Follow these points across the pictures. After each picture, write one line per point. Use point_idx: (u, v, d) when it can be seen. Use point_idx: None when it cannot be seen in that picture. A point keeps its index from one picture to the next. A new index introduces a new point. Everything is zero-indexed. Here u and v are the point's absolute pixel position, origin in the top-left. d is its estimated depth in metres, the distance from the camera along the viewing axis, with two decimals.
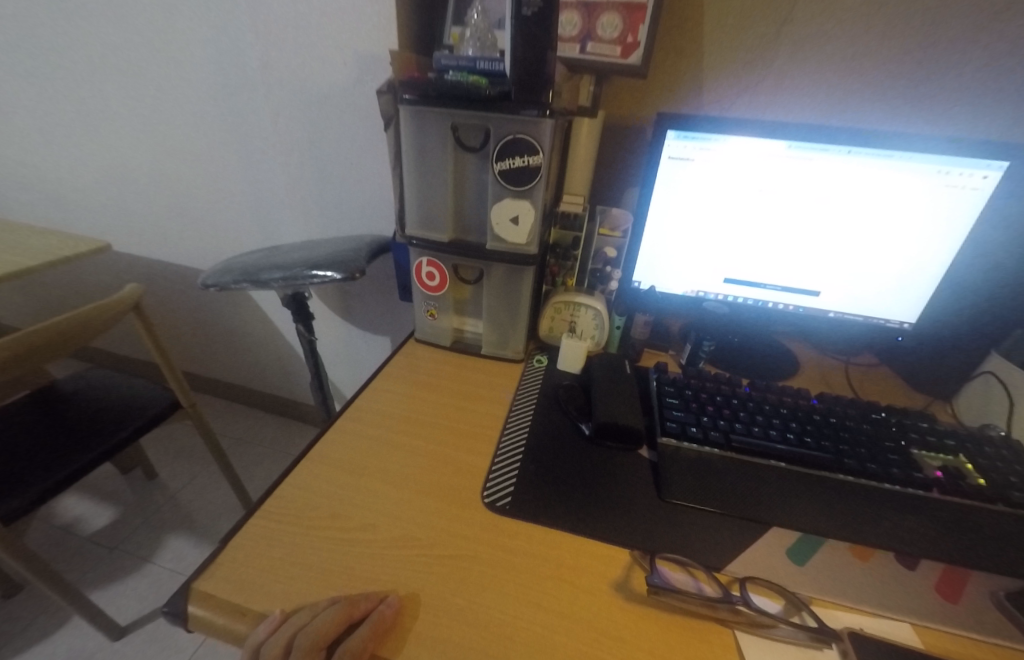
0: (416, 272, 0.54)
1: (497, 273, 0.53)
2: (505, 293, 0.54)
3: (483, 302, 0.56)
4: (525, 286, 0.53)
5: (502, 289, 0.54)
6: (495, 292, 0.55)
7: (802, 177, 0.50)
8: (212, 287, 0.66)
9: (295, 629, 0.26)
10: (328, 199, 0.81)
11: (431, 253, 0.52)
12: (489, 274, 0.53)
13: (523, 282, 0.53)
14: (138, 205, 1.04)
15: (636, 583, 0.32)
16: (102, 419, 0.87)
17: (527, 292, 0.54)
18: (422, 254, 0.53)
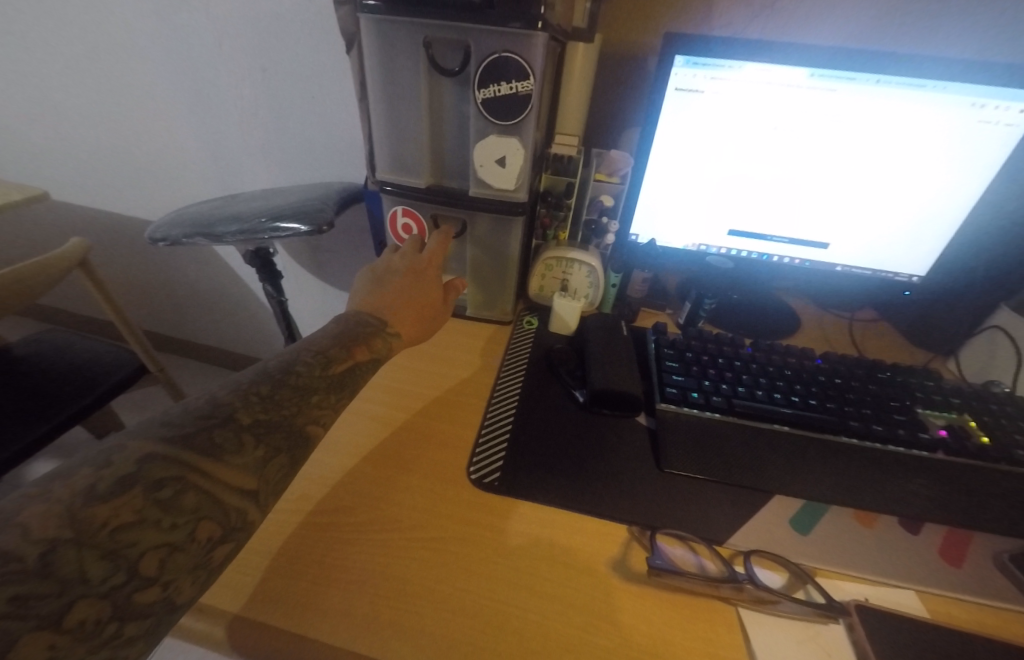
0: (390, 224, 0.49)
1: (481, 225, 0.48)
2: (491, 248, 0.49)
3: (467, 258, 0.51)
4: (514, 241, 0.48)
5: (488, 243, 0.49)
6: (479, 248, 0.50)
7: (824, 112, 0.44)
8: (161, 243, 0.59)
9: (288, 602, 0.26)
10: (290, 142, 0.72)
11: (407, 202, 0.46)
12: (473, 227, 0.48)
13: (511, 236, 0.48)
14: (75, 150, 0.92)
15: (635, 561, 0.30)
16: (64, 385, 0.81)
17: (516, 248, 0.49)
18: (396, 203, 0.47)
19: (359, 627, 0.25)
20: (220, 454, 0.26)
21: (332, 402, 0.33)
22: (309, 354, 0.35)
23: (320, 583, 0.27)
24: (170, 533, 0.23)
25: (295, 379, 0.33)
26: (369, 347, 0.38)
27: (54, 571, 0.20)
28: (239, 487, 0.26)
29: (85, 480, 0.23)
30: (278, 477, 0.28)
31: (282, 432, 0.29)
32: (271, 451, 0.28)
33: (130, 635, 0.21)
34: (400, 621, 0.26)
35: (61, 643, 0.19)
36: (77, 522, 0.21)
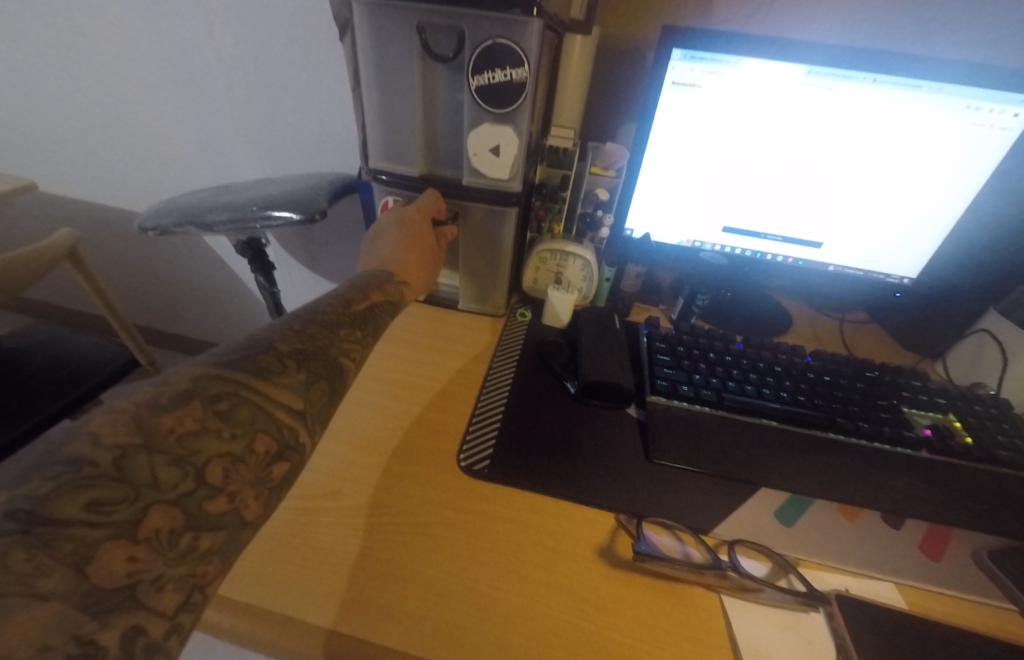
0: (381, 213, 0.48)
1: (475, 214, 0.47)
2: (484, 237, 0.49)
3: (460, 248, 0.51)
4: (508, 233, 0.48)
5: (480, 234, 0.49)
6: (471, 237, 0.50)
7: (818, 110, 0.45)
8: (151, 232, 0.58)
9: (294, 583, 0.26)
10: (284, 131, 0.72)
11: (399, 192, 0.46)
12: (467, 216, 0.48)
13: (505, 227, 0.48)
14: (63, 136, 0.90)
15: (620, 548, 0.30)
16: (53, 378, 0.80)
17: (509, 239, 0.49)
18: (386, 193, 0.47)
19: (354, 609, 0.25)
20: (267, 376, 0.28)
21: (358, 337, 0.35)
22: (329, 298, 0.38)
23: (312, 569, 0.27)
24: (230, 443, 0.24)
25: (321, 317, 0.35)
26: (382, 291, 0.41)
27: (126, 476, 0.21)
28: (288, 407, 0.28)
29: (147, 396, 0.24)
30: (322, 401, 0.30)
31: (320, 361, 0.31)
32: (312, 377, 0.30)
33: (206, 547, 0.22)
34: (393, 605, 0.26)
35: (142, 549, 0.20)
36: (146, 431, 0.22)
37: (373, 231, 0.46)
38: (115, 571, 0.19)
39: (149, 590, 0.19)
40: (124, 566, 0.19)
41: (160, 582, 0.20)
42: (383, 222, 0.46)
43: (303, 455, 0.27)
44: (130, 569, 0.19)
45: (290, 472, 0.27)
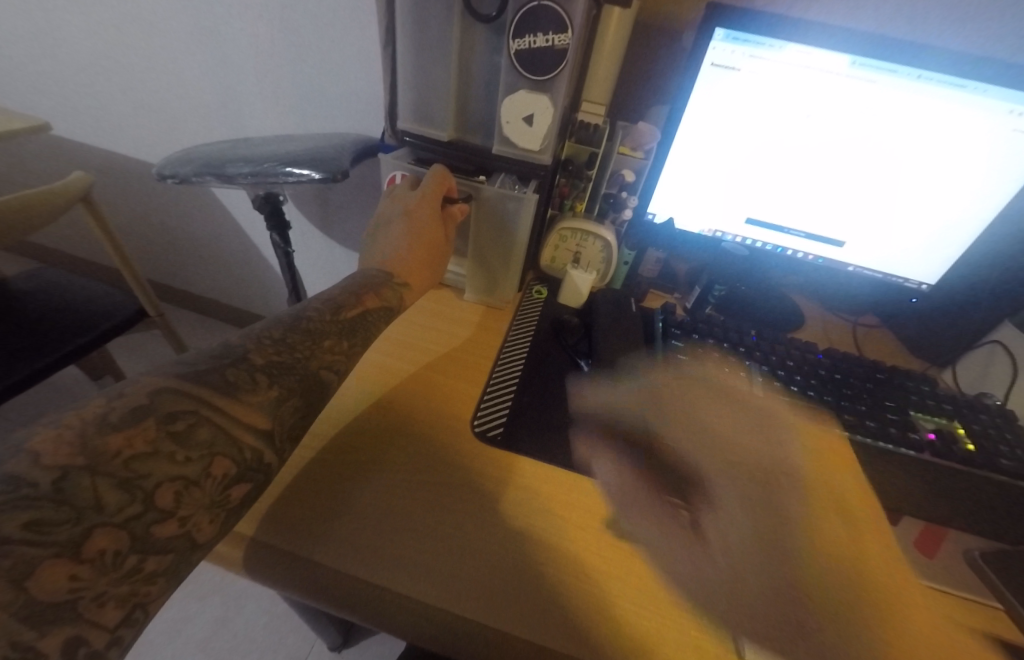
0: (389, 186, 0.48)
1: (489, 196, 0.45)
2: (497, 220, 0.46)
3: (470, 233, 0.49)
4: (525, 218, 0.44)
5: (493, 219, 0.46)
6: (485, 219, 0.47)
7: (858, 103, 0.43)
8: (169, 179, 0.58)
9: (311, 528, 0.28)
10: (306, 88, 0.70)
11: (408, 167, 0.46)
12: (479, 198, 0.45)
13: (522, 211, 0.44)
14: (76, 77, 0.88)
15: (627, 521, 0.31)
16: (62, 322, 0.81)
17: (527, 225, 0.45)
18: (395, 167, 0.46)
19: (364, 555, 0.27)
20: (234, 394, 0.27)
21: (343, 348, 0.35)
22: (319, 303, 0.37)
23: (325, 515, 0.29)
24: (185, 466, 0.24)
25: (305, 324, 0.34)
26: (379, 295, 0.40)
27: (68, 499, 0.20)
28: (255, 427, 0.27)
29: (98, 410, 0.24)
30: (294, 419, 0.29)
31: (296, 375, 0.31)
32: (283, 394, 0.29)
33: (151, 569, 0.22)
34: (401, 553, 0.27)
35: (85, 567, 0.20)
36: (91, 451, 0.22)
37: (383, 210, 0.46)
38: (55, 586, 0.19)
39: (89, 607, 0.19)
40: (64, 583, 0.19)
41: (102, 599, 0.20)
42: (392, 204, 0.45)
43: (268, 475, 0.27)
44: (70, 585, 0.19)
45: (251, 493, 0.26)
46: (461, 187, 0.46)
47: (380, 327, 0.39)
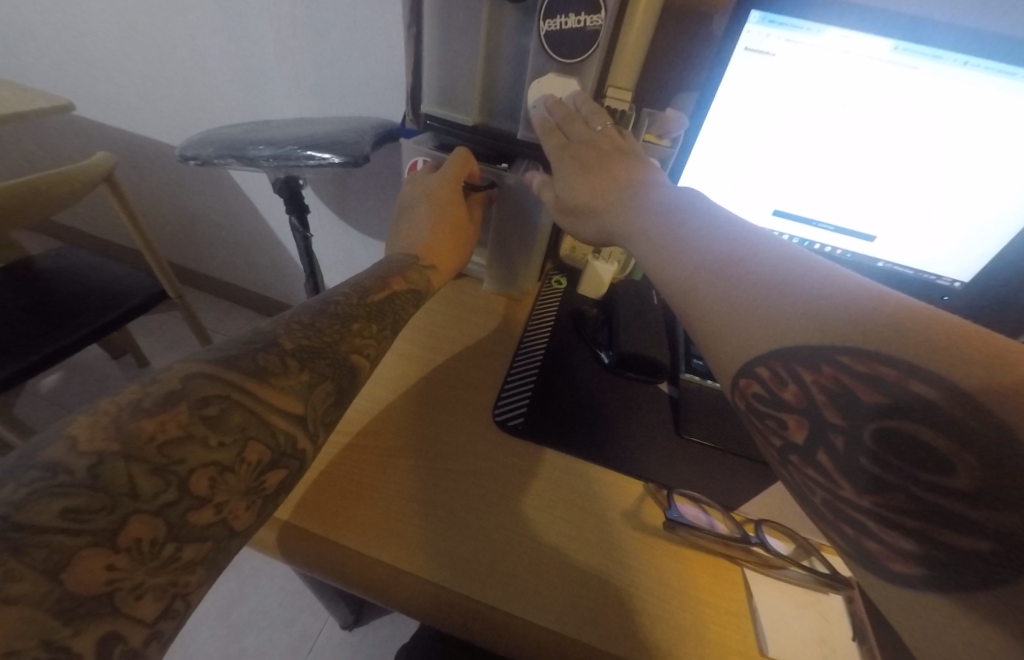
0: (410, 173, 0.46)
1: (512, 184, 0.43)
2: (520, 209, 0.44)
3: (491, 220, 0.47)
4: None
5: (514, 208, 0.45)
6: (507, 208, 0.45)
7: (896, 93, 0.41)
8: (192, 161, 0.58)
9: (340, 512, 0.28)
10: (326, 70, 0.69)
11: (430, 153, 0.44)
12: (502, 186, 0.43)
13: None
14: (99, 57, 0.88)
15: (648, 514, 0.31)
16: (85, 301, 0.82)
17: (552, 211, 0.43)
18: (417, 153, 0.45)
19: (393, 542, 0.27)
20: (266, 377, 0.25)
21: (375, 333, 0.32)
22: (346, 287, 0.35)
23: (352, 502, 0.29)
24: (218, 452, 0.22)
25: (334, 310, 0.32)
26: (405, 277, 0.38)
27: (104, 485, 0.19)
28: (288, 413, 0.25)
29: (132, 396, 0.22)
30: (328, 403, 0.27)
31: (327, 361, 0.29)
32: (315, 378, 0.27)
33: (188, 558, 0.20)
34: (429, 540, 0.28)
35: (122, 557, 0.18)
36: (125, 437, 0.20)
37: (404, 200, 0.44)
38: (90, 579, 0.17)
39: (127, 600, 0.18)
40: (102, 573, 0.18)
41: (139, 591, 0.18)
42: (412, 193, 0.43)
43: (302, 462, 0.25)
44: (108, 576, 0.18)
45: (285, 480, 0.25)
46: (483, 173, 0.44)
47: (406, 313, 0.37)
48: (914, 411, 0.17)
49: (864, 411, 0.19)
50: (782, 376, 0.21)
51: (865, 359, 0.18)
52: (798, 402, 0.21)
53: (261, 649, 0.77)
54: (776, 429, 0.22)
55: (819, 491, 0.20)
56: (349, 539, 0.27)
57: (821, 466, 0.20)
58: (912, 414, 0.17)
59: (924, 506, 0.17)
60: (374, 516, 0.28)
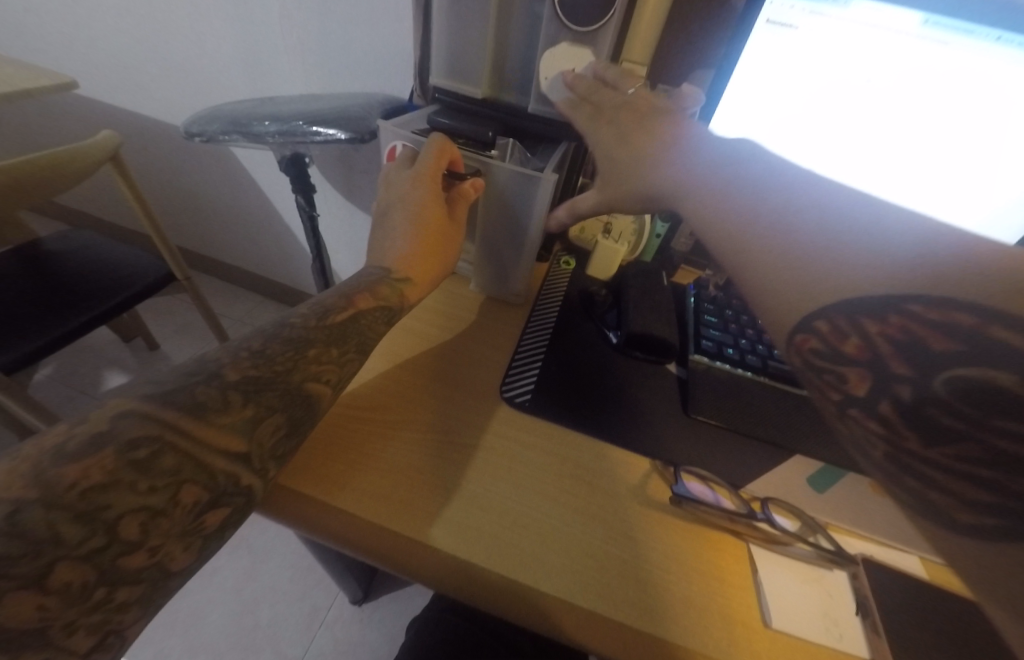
0: (388, 159, 0.43)
1: (500, 174, 0.39)
2: (506, 206, 0.41)
3: (478, 221, 0.43)
4: (539, 200, 0.39)
5: (502, 201, 0.41)
6: (493, 203, 0.42)
7: (924, 70, 0.39)
8: (197, 138, 0.58)
9: (347, 481, 0.29)
10: (331, 46, 0.68)
11: (407, 135, 0.41)
12: (489, 176, 0.40)
13: (537, 196, 0.39)
14: (102, 34, 0.87)
15: (655, 489, 0.31)
16: (95, 283, 0.83)
17: (540, 212, 0.40)
18: (399, 138, 0.42)
19: (403, 511, 0.27)
20: (204, 413, 0.24)
21: (333, 356, 0.31)
22: (307, 307, 0.33)
23: (360, 472, 0.29)
24: (149, 497, 0.21)
25: (289, 332, 0.30)
26: (373, 295, 0.35)
27: (22, 534, 0.18)
28: (228, 452, 0.24)
29: (58, 437, 0.21)
30: (277, 438, 0.26)
31: (277, 391, 0.27)
32: (262, 411, 0.26)
33: (122, 598, 0.20)
34: (438, 510, 0.28)
35: (53, 598, 0.18)
36: (45, 483, 0.19)
37: (382, 202, 0.40)
38: (22, 615, 0.18)
39: (59, 636, 0.18)
40: (32, 612, 0.18)
41: (72, 627, 0.19)
42: (391, 192, 0.39)
43: (247, 498, 0.25)
44: (39, 615, 0.18)
45: (230, 518, 0.24)
46: (469, 160, 0.40)
47: (375, 330, 0.34)
48: (998, 357, 0.16)
49: (936, 359, 0.17)
50: (842, 327, 0.20)
51: (941, 306, 0.17)
52: (860, 355, 0.20)
53: (273, 623, 0.79)
54: (834, 384, 0.21)
55: (880, 444, 0.19)
56: (356, 507, 0.27)
57: (884, 420, 0.19)
58: (993, 360, 0.16)
59: (996, 452, 0.16)
60: (382, 485, 0.29)
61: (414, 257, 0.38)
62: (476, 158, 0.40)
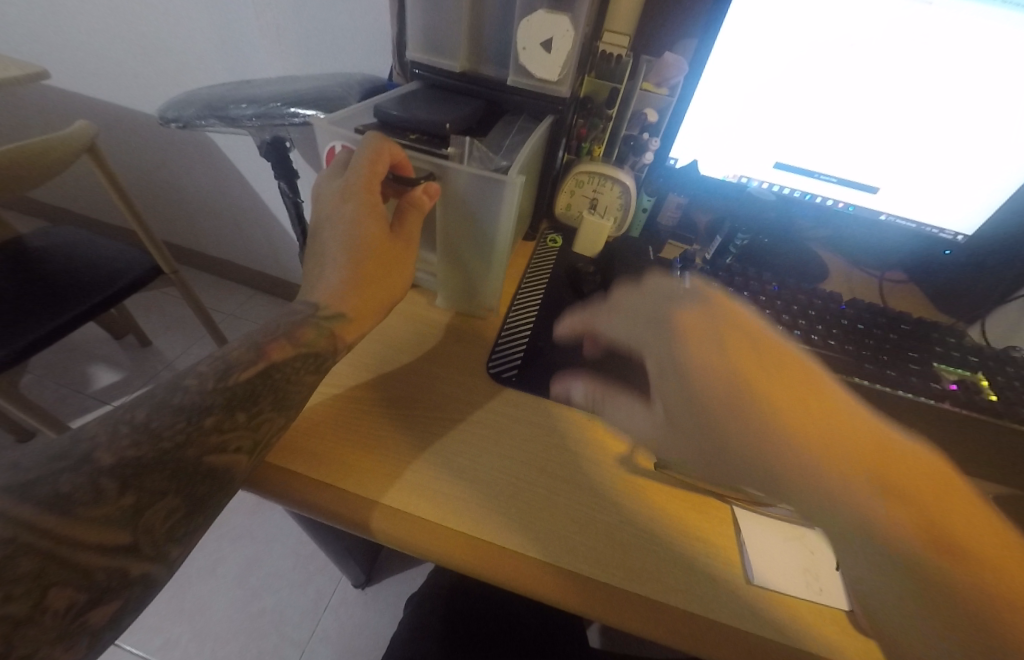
0: (328, 161, 0.39)
1: (458, 180, 0.34)
2: (467, 216, 0.36)
3: (436, 229, 0.38)
4: (504, 210, 0.34)
5: (462, 207, 0.35)
6: (451, 214, 0.36)
7: (911, 29, 0.38)
8: (174, 123, 0.57)
9: (339, 459, 0.29)
10: (307, 24, 0.66)
11: (348, 135, 0.36)
12: (446, 181, 0.35)
13: (502, 203, 0.33)
14: (69, 19, 0.84)
15: (640, 458, 0.32)
16: (81, 279, 0.82)
17: (508, 221, 0.35)
18: (336, 137, 0.37)
19: (391, 487, 0.28)
20: (68, 509, 0.22)
21: (235, 422, 0.28)
22: (207, 363, 0.30)
23: (348, 451, 0.30)
24: (6, 606, 0.20)
25: (181, 398, 0.28)
26: (292, 340, 0.31)
27: None
28: (107, 544, 0.22)
29: None
30: (168, 523, 0.24)
31: (168, 470, 0.25)
32: (147, 497, 0.24)
33: None
34: (430, 486, 0.28)
35: None
36: None
37: (316, 222, 0.36)
38: None
39: None
40: None
41: None
42: (322, 209, 0.35)
43: (139, 587, 0.23)
44: None
45: (120, 609, 0.23)
46: (420, 163, 0.35)
47: (295, 381, 0.31)
48: None
49: None
50: None
51: None
52: None
53: (278, 608, 0.80)
54: None
55: None
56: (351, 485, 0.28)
57: None
58: None
59: None
60: (376, 461, 0.29)
61: (350, 287, 0.34)
62: (427, 159, 0.34)
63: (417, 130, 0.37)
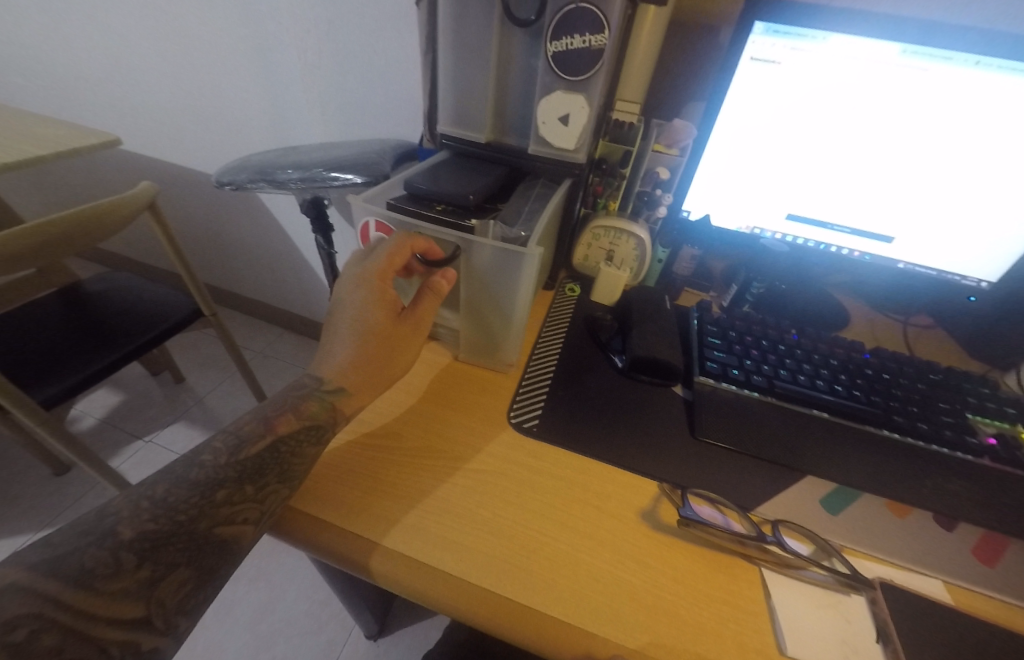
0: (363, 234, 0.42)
1: (480, 253, 0.37)
2: (485, 282, 0.39)
3: (460, 300, 0.41)
4: (524, 279, 0.36)
5: (484, 276, 0.38)
6: (473, 279, 0.39)
7: (909, 95, 0.40)
8: (227, 186, 0.63)
9: (364, 510, 0.30)
10: (349, 98, 0.74)
11: (379, 212, 0.40)
12: (470, 255, 0.38)
13: (520, 273, 0.36)
14: (145, 97, 0.96)
15: (663, 514, 0.32)
16: (130, 322, 0.88)
17: (526, 289, 0.37)
18: (367, 213, 0.40)
19: (416, 539, 0.28)
20: (90, 583, 0.24)
21: (242, 494, 0.29)
22: (220, 440, 0.32)
23: (373, 498, 0.30)
24: None
25: (196, 476, 0.30)
26: (297, 414, 0.34)
27: None
28: (122, 617, 0.24)
29: None
30: (182, 595, 0.26)
31: (182, 541, 0.27)
32: (161, 568, 0.26)
33: None
34: (453, 539, 0.28)
35: None
36: None
37: (333, 299, 0.39)
38: None
39: None
40: None
41: None
42: (341, 288, 0.38)
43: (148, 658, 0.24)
44: None
45: None
46: (447, 238, 0.38)
47: (298, 455, 0.31)
48: None
49: None
50: None
51: None
52: None
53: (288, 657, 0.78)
54: None
55: None
56: (377, 534, 0.28)
57: None
58: None
59: None
60: (399, 512, 0.30)
61: (354, 366, 0.36)
62: (451, 233, 0.37)
63: (441, 200, 0.40)
